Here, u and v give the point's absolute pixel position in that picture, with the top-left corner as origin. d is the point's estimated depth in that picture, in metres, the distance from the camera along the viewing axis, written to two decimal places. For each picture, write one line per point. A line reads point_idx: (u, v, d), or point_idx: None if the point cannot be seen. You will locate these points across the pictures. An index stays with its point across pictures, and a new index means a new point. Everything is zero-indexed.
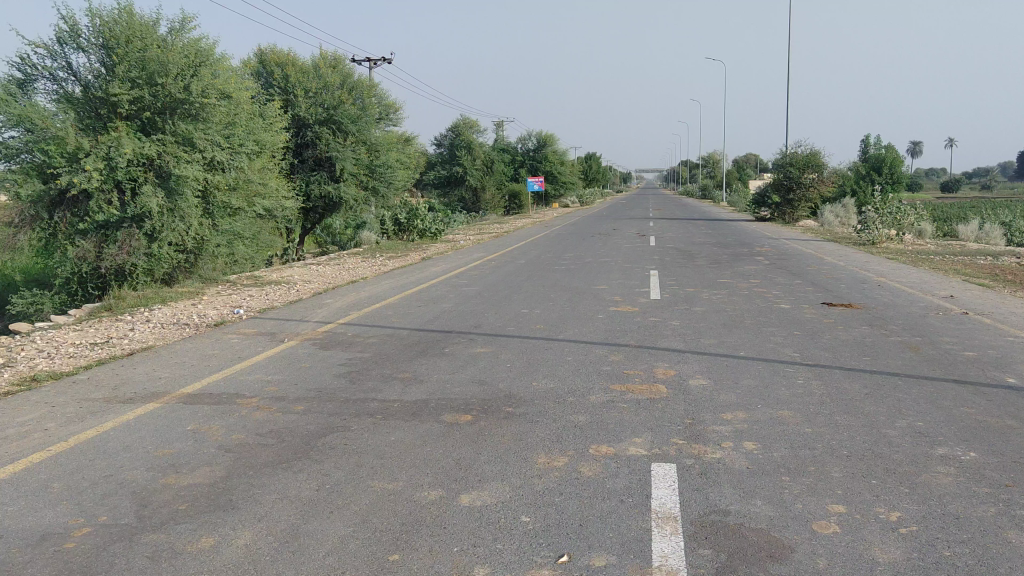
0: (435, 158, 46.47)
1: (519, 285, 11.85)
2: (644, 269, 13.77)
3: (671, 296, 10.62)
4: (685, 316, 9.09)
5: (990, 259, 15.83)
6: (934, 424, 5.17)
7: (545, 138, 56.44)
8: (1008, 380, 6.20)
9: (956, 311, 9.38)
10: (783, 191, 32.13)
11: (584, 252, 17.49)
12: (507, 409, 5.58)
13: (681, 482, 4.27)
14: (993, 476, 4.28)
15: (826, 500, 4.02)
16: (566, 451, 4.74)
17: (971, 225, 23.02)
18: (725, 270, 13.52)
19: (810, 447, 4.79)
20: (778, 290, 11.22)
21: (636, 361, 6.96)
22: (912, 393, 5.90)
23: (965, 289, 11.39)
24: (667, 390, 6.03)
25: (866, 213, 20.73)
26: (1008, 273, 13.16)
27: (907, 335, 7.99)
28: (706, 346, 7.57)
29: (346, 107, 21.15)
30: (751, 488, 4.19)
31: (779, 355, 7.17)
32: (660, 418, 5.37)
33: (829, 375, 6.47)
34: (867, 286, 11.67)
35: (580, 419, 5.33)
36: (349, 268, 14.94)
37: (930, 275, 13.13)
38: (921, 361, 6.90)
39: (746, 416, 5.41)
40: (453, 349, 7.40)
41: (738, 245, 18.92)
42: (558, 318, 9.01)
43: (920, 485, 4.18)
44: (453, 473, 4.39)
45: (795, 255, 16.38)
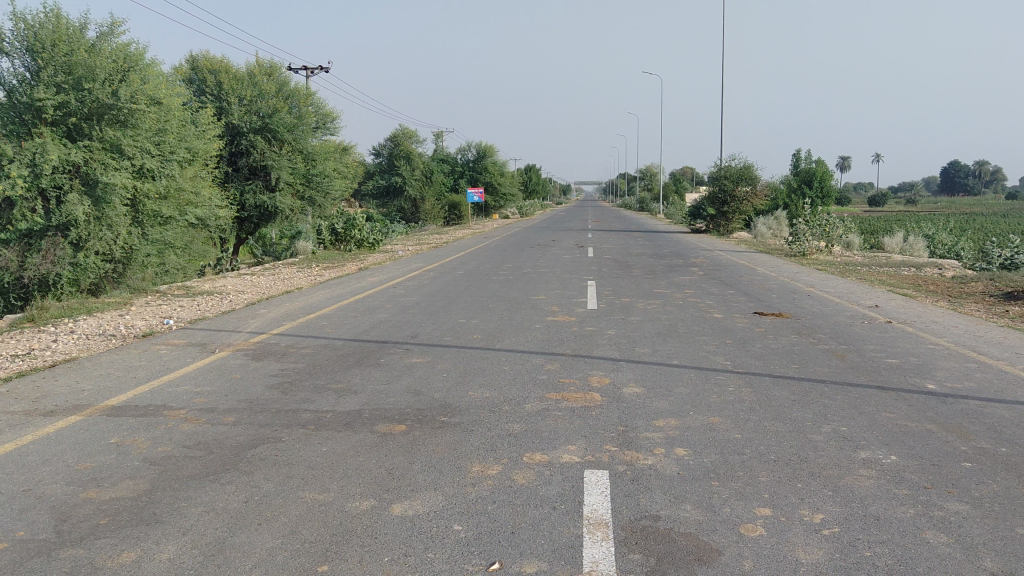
0: (374, 167, 46.20)
1: (457, 295, 11.85)
2: (582, 280, 13.90)
3: (608, 306, 10.73)
4: (621, 326, 9.19)
5: (914, 270, 16.34)
6: (858, 429, 5.31)
7: (485, 148, 56.52)
8: (929, 386, 6.41)
9: (880, 320, 9.67)
10: (717, 204, 32.80)
11: (522, 263, 17.54)
12: (441, 418, 5.56)
13: (613, 488, 4.31)
14: (913, 478, 4.41)
15: (752, 504, 4.10)
16: (500, 460, 4.74)
17: (897, 237, 23.75)
18: (660, 281, 13.71)
19: (739, 453, 4.88)
20: (711, 300, 11.41)
21: (572, 369, 7.01)
22: (838, 399, 6.05)
23: (889, 298, 11.73)
24: (601, 398, 6.08)
25: (797, 225, 21.24)
26: (931, 284, 13.61)
27: (834, 343, 8.20)
28: (641, 354, 7.66)
29: (282, 115, 20.91)
30: (681, 493, 4.26)
31: (711, 363, 7.29)
32: (594, 425, 5.41)
33: (759, 382, 6.60)
34: (797, 296, 11.95)
35: (515, 428, 5.34)
36: (283, 279, 14.73)
37: (857, 285, 13.50)
38: (847, 369, 7.08)
39: (678, 423, 5.49)
40: (388, 360, 7.35)
41: (673, 257, 19.22)
42: (495, 328, 9.03)
43: (843, 488, 4.29)
44: (385, 483, 4.35)
45: (728, 266, 16.70)
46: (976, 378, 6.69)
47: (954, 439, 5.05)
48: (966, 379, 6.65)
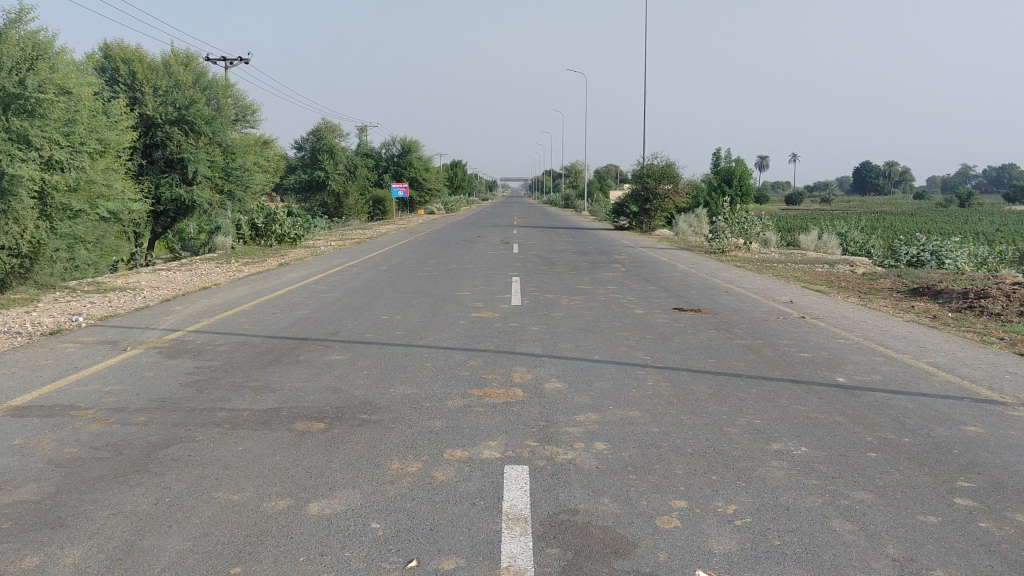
0: (296, 161, 45.34)
1: (379, 291, 11.75)
2: (506, 276, 13.94)
3: (531, 302, 10.78)
4: (544, 322, 9.23)
5: (827, 267, 16.86)
6: (771, 421, 5.45)
7: (410, 144, 56.07)
8: (838, 379, 6.63)
9: (794, 315, 9.96)
10: (640, 202, 33.29)
11: (447, 259, 17.47)
12: (361, 415, 5.51)
13: (532, 484, 4.34)
14: (821, 468, 4.56)
15: (669, 496, 4.18)
16: (419, 457, 4.72)
17: (811, 235, 24.48)
18: (583, 277, 13.83)
19: (656, 446, 4.96)
20: (632, 296, 11.58)
21: (494, 365, 7.02)
22: (752, 393, 6.19)
23: (803, 294, 12.08)
24: (522, 394, 6.10)
25: (718, 222, 21.70)
26: (842, 280, 14.06)
27: (750, 338, 8.40)
28: (563, 350, 7.72)
29: (199, 107, 20.40)
30: (599, 487, 4.30)
31: (632, 358, 7.40)
32: (515, 421, 5.43)
33: (677, 376, 6.73)
34: (715, 291, 12.21)
35: (436, 425, 5.32)
36: (200, 274, 14.38)
37: (773, 281, 13.87)
38: (762, 363, 7.28)
39: (598, 417, 5.54)
40: (308, 357, 7.23)
41: (597, 253, 19.42)
42: (418, 324, 8.98)
43: (755, 479, 4.41)
44: (302, 482, 4.29)
45: (649, 263, 16.96)
46: (882, 371, 6.94)
47: (861, 431, 5.23)
48: (873, 372, 6.90)
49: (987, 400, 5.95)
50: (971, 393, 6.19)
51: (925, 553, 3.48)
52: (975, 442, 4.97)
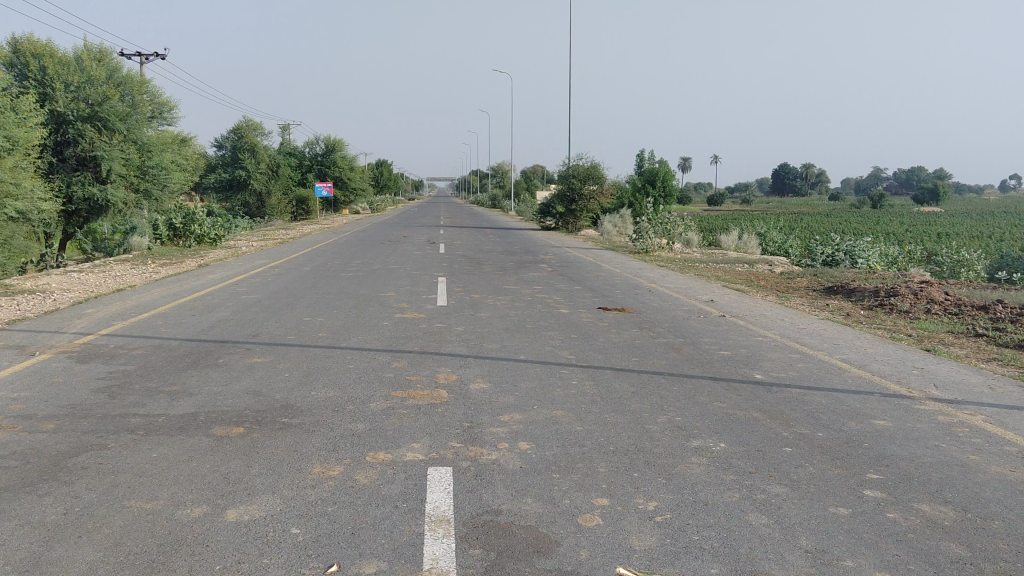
0: (216, 160, 44.30)
1: (302, 293, 11.56)
2: (431, 276, 13.87)
3: (457, 302, 10.76)
4: (469, 322, 9.23)
5: (747, 266, 17.26)
6: (691, 419, 5.55)
7: (334, 143, 55.33)
8: (756, 376, 6.79)
9: (715, 314, 10.15)
10: (566, 202, 33.53)
11: (372, 259, 17.31)
12: (281, 419, 5.41)
13: (456, 485, 4.32)
14: (739, 464, 4.66)
15: (591, 495, 4.21)
16: (341, 460, 4.67)
17: (732, 235, 25.02)
18: (509, 277, 13.85)
19: (579, 445, 5.00)
20: (558, 295, 11.66)
21: (419, 367, 6.98)
22: (673, 391, 6.30)
23: (724, 293, 12.34)
24: (446, 396, 6.07)
25: (641, 222, 21.99)
26: (761, 280, 14.42)
27: (672, 337, 8.55)
28: (488, 350, 7.72)
29: (113, 103, 19.78)
30: (522, 486, 4.32)
31: (556, 358, 7.45)
32: (439, 422, 5.41)
33: (600, 375, 6.79)
34: (640, 291, 12.38)
35: (359, 427, 5.27)
36: (115, 276, 13.89)
37: (694, 281, 14.12)
38: (683, 361, 7.41)
39: (522, 417, 5.57)
40: (227, 360, 7.07)
41: (522, 253, 19.50)
42: (342, 326, 8.87)
43: (676, 475, 4.48)
44: (220, 488, 4.20)
45: (576, 263, 17.10)
46: (798, 368, 7.14)
47: (777, 426, 5.37)
48: (789, 369, 7.09)
49: (896, 395, 6.18)
50: (880, 388, 6.42)
51: (836, 544, 3.59)
52: (884, 435, 5.15)
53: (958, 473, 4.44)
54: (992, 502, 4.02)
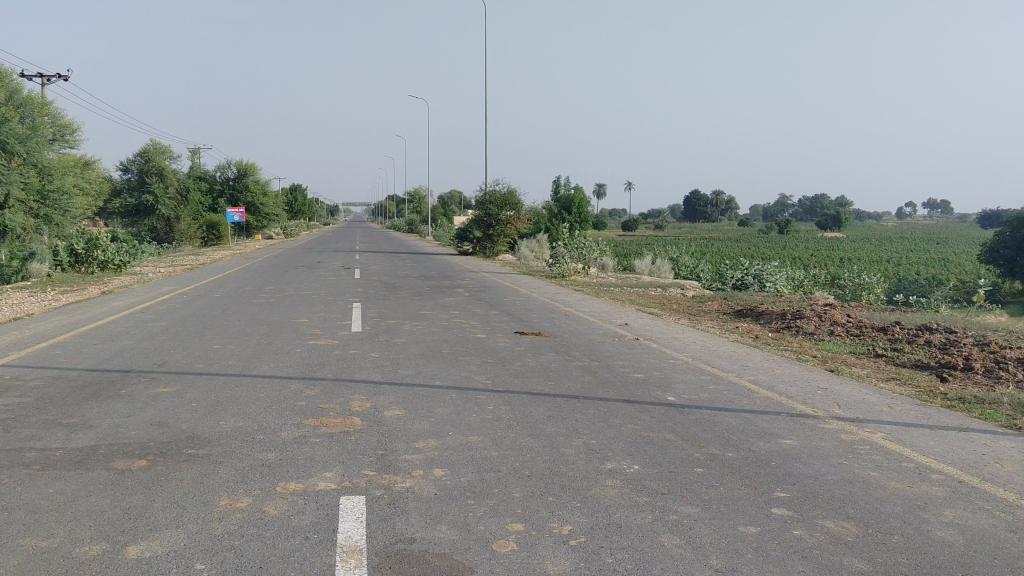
0: (122, 184, 42.96)
1: (212, 320, 11.25)
2: (346, 302, 13.69)
3: (372, 328, 10.64)
4: (384, 348, 9.13)
5: (661, 290, 17.58)
6: (605, 441, 5.59)
7: (246, 167, 54.34)
8: (669, 398, 6.90)
9: (629, 337, 10.29)
10: (483, 227, 33.63)
11: (285, 285, 17.00)
12: (187, 451, 5.24)
13: (368, 514, 4.25)
14: (652, 485, 4.71)
15: (506, 520, 4.20)
16: (250, 491, 4.54)
17: (646, 259, 25.46)
18: (425, 302, 13.78)
19: (494, 470, 4.98)
20: (475, 320, 11.65)
21: (332, 394, 6.85)
22: (588, 414, 6.35)
23: (638, 317, 12.53)
24: (360, 423, 5.98)
25: (557, 247, 22.19)
26: (674, 303, 14.71)
27: (587, 360, 8.63)
28: (404, 377, 7.64)
29: (11, 126, 19.01)
30: (437, 514, 4.27)
31: (472, 383, 7.42)
32: (352, 450, 5.33)
33: (516, 400, 6.80)
34: (556, 315, 12.47)
35: (269, 457, 5.14)
36: (11, 304, 13.27)
37: (609, 305, 14.30)
38: (598, 384, 7.47)
39: (437, 443, 5.52)
40: (131, 390, 6.81)
41: (439, 278, 19.45)
42: (252, 353, 8.66)
43: (590, 498, 4.50)
44: (121, 524, 4.03)
45: (493, 288, 17.14)
46: (709, 389, 7.28)
47: (688, 447, 5.46)
48: (701, 390, 7.23)
49: (802, 414, 6.36)
50: (787, 408, 6.61)
51: (745, 563, 3.66)
52: (790, 453, 5.29)
53: (859, 489, 4.59)
54: (891, 516, 4.16)
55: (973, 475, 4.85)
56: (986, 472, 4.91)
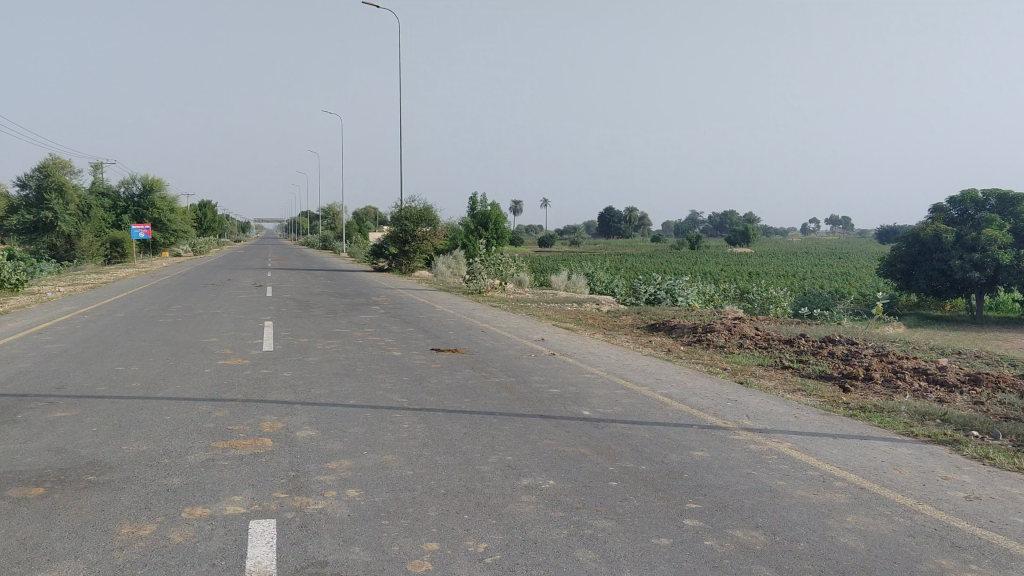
0: (18, 200, 41.16)
1: (115, 341, 10.85)
2: (257, 320, 13.39)
3: (284, 346, 10.42)
4: (297, 367, 8.95)
5: (576, 305, 17.77)
6: (521, 457, 5.59)
7: (152, 182, 52.77)
8: (584, 413, 6.96)
9: (545, 353, 10.35)
10: (399, 243, 33.41)
11: (193, 304, 16.52)
12: (88, 477, 5.02)
13: (278, 538, 4.14)
14: (567, 500, 4.72)
15: (420, 539, 4.15)
16: (154, 518, 4.37)
17: (562, 275, 25.69)
18: (340, 320, 13.58)
19: (409, 489, 4.93)
20: (390, 337, 11.54)
21: (242, 416, 6.67)
22: (504, 430, 6.34)
23: (555, 332, 12.61)
24: (271, 444, 5.84)
25: (474, 263, 22.20)
26: (589, 318, 14.88)
27: (503, 376, 8.64)
28: (317, 396, 7.50)
29: None
30: (350, 535, 4.19)
31: (387, 401, 7.34)
32: (261, 472, 5.19)
33: (432, 417, 6.75)
34: (472, 331, 12.46)
35: (175, 481, 4.97)
36: None
37: (526, 320, 14.37)
38: (514, 400, 7.47)
39: (351, 463, 5.43)
40: (26, 415, 6.49)
41: (354, 295, 19.22)
42: (158, 375, 8.38)
43: (506, 515, 4.49)
44: (13, 556, 3.82)
45: (409, 304, 17.01)
46: (624, 403, 7.36)
47: (603, 461, 5.51)
48: (615, 404, 7.30)
49: (712, 426, 6.49)
50: (698, 420, 6.74)
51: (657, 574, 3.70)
52: (702, 465, 5.39)
53: (767, 498, 4.70)
54: (797, 524, 4.28)
55: (874, 482, 5.03)
56: (885, 479, 5.10)
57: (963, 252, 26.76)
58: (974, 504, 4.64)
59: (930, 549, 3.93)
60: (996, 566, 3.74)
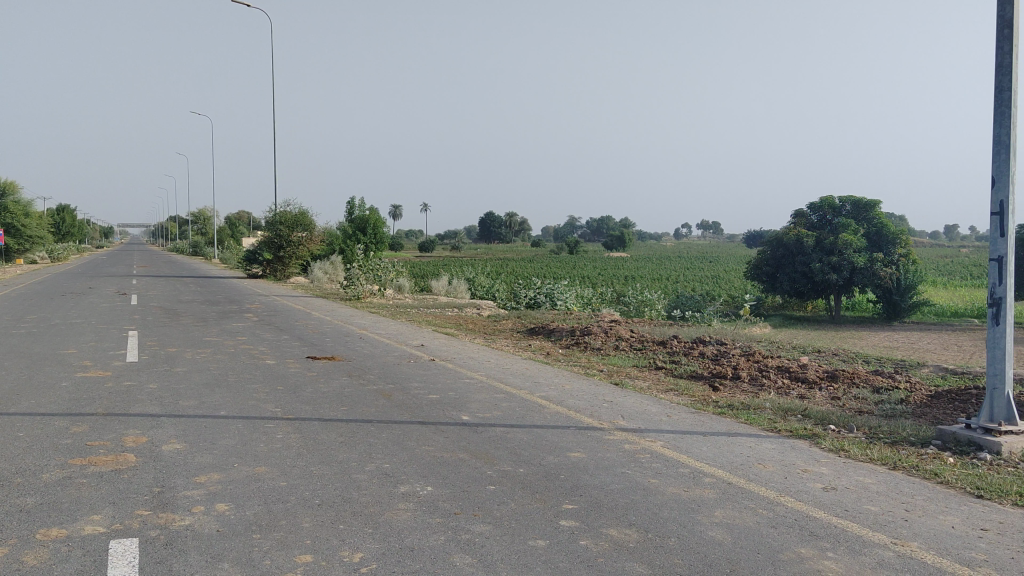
0: None
1: None
2: (121, 330, 12.75)
3: (150, 357, 9.97)
4: (163, 378, 8.58)
5: (457, 310, 17.77)
6: (398, 464, 5.53)
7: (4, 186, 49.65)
8: (462, 418, 6.94)
9: (424, 358, 10.29)
10: (273, 248, 32.67)
11: (50, 313, 15.59)
12: None
13: (141, 556, 3.95)
14: (445, 506, 4.70)
15: (294, 551, 4.04)
16: (3, 542, 4.08)
17: (442, 279, 25.60)
18: (210, 329, 13.11)
19: (282, 501, 4.79)
20: (264, 346, 11.21)
21: (102, 430, 6.33)
22: (381, 437, 6.26)
23: (434, 338, 12.56)
24: (135, 459, 5.57)
25: (351, 269, 21.91)
26: (469, 322, 14.91)
27: (381, 383, 8.52)
28: (185, 408, 7.20)
29: None
30: (218, 551, 4.04)
31: (260, 412, 7.12)
32: (124, 489, 4.94)
33: (307, 427, 6.59)
34: (349, 338, 12.26)
35: (29, 502, 4.67)
36: None
37: (405, 326, 14.25)
38: (392, 407, 7.39)
39: (220, 476, 5.24)
40: None
41: (227, 302, 18.59)
42: (10, 389, 7.86)
43: (382, 523, 4.43)
44: None
45: (284, 311, 16.58)
46: (502, 407, 7.39)
47: (480, 465, 5.51)
48: (494, 409, 7.32)
49: (588, 427, 6.61)
50: (575, 421, 6.84)
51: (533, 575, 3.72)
52: (577, 466, 5.46)
53: (640, 496, 4.81)
54: (668, 520, 4.39)
55: (741, 476, 5.23)
56: (750, 473, 5.31)
57: (822, 254, 28.31)
58: (831, 494, 4.88)
59: (791, 538, 4.11)
60: (850, 552, 3.94)
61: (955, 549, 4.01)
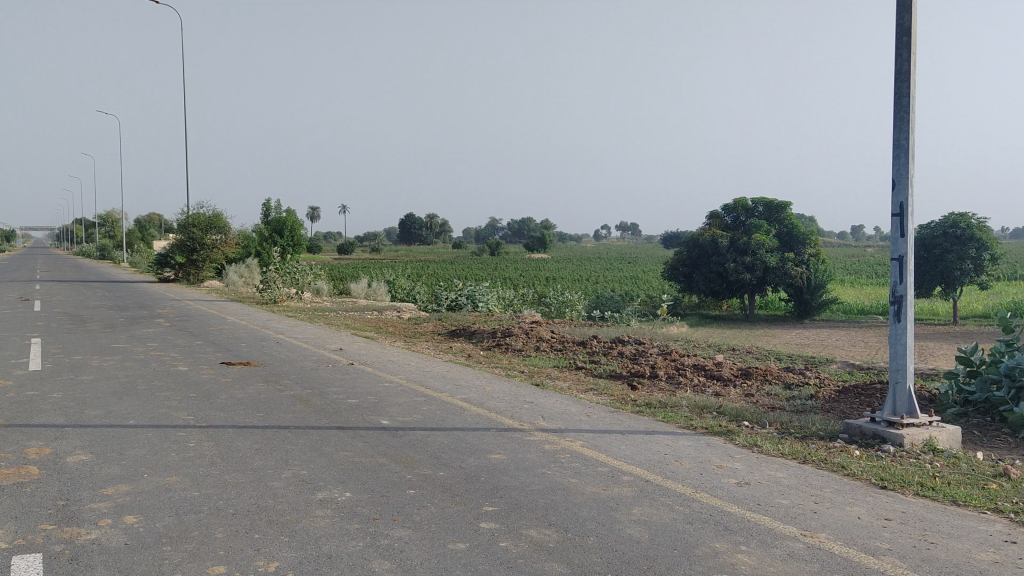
0: None
1: None
2: (22, 337, 12.18)
3: (54, 365, 9.56)
4: (69, 387, 8.23)
5: (376, 313, 17.60)
6: (316, 471, 5.43)
7: None
8: (382, 422, 6.86)
9: (342, 362, 10.16)
10: (186, 251, 31.78)
11: None
12: None
13: (43, 572, 3.78)
14: (363, 511, 4.64)
15: (206, 563, 3.93)
16: None
17: (362, 283, 25.32)
18: (119, 335, 12.64)
19: (195, 511, 4.65)
20: (175, 352, 10.87)
21: (1, 443, 6.03)
22: (298, 444, 6.13)
23: (352, 341, 12.39)
24: (37, 472, 5.33)
25: (267, 272, 21.48)
26: (389, 325, 14.76)
27: (299, 389, 8.35)
28: (91, 418, 6.93)
29: None
30: (127, 565, 3.90)
31: (172, 420, 6.90)
32: (25, 503, 4.72)
33: (221, 435, 6.42)
34: (266, 343, 11.99)
35: None
36: None
37: (323, 330, 14.01)
38: (310, 412, 7.26)
39: (128, 488, 5.05)
40: None
41: (136, 307, 17.97)
42: None
43: (298, 531, 4.34)
44: None
45: (197, 316, 16.11)
46: (423, 410, 7.34)
47: (400, 469, 5.45)
48: (414, 412, 7.27)
49: (508, 428, 6.61)
50: (495, 423, 6.83)
51: None
52: (497, 468, 5.45)
53: (560, 496, 4.83)
54: (587, 519, 4.42)
55: (658, 474, 5.30)
56: (668, 470, 5.39)
57: (738, 254, 28.96)
58: (744, 489, 4.99)
59: (706, 534, 4.19)
60: (763, 545, 4.03)
61: (861, 539, 4.14)
